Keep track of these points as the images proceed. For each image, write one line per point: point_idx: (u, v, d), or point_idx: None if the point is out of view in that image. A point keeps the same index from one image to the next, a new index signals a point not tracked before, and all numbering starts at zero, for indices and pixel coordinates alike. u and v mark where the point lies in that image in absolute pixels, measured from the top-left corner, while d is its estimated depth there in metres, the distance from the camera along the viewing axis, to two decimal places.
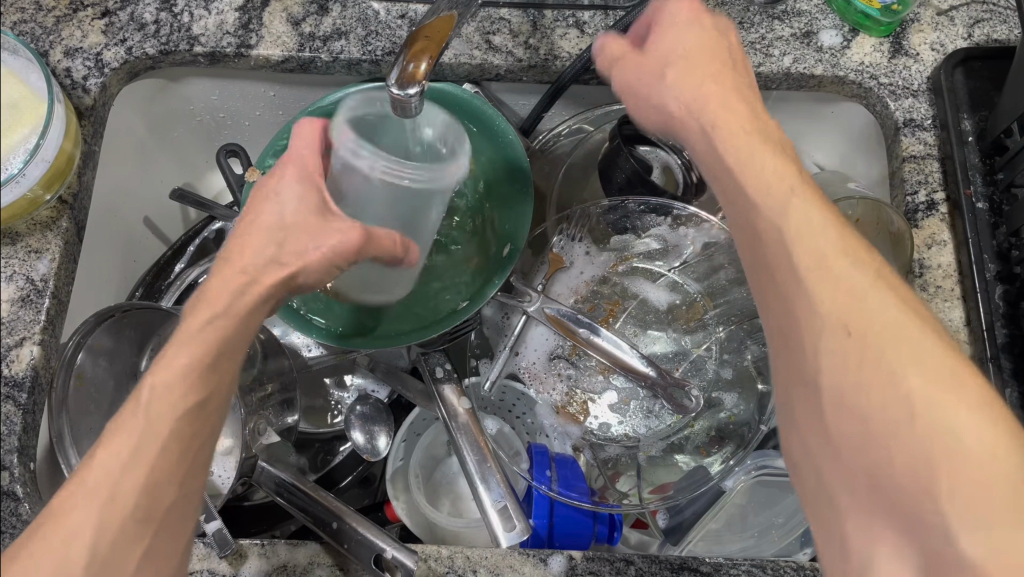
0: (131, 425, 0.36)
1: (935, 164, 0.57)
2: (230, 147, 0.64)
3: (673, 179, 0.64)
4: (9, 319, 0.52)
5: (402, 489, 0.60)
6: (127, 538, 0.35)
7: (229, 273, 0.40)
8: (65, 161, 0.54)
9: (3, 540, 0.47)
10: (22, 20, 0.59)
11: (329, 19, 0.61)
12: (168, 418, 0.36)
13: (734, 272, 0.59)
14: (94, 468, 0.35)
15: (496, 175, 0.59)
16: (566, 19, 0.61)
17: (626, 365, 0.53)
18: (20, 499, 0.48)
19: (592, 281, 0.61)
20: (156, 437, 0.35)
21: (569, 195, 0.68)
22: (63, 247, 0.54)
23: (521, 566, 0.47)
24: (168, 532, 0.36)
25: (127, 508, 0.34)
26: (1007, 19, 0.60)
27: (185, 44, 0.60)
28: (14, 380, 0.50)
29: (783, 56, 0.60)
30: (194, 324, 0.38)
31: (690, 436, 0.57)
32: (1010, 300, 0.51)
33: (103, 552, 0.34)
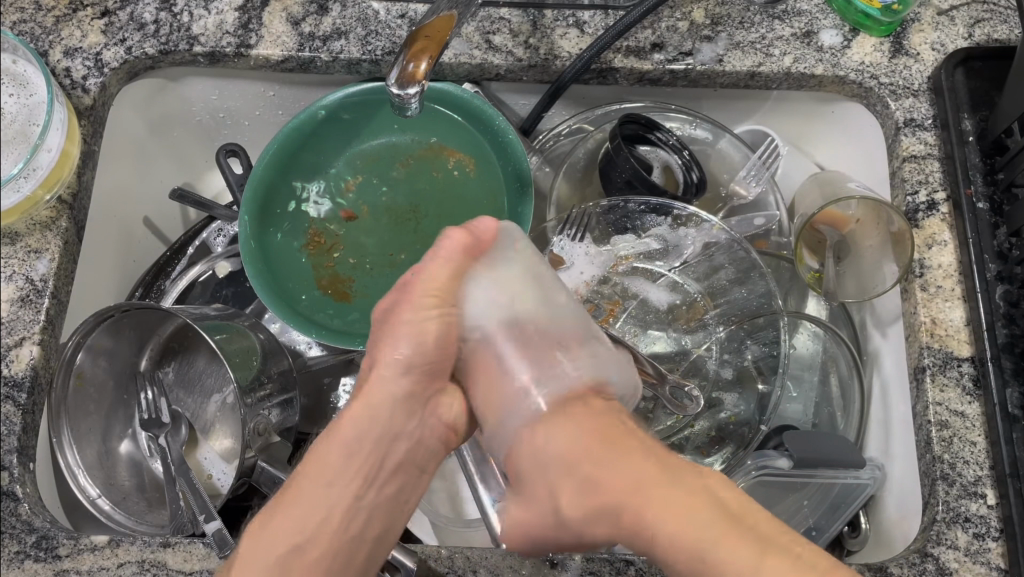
0: (346, 432, 0.42)
1: (935, 164, 0.57)
2: (230, 146, 0.64)
3: (673, 179, 0.65)
4: (8, 319, 0.53)
5: None
6: (345, 473, 0.42)
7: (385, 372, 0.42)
8: (65, 160, 0.55)
9: (3, 540, 0.48)
10: (22, 20, 0.60)
11: (328, 19, 0.61)
12: (338, 455, 0.42)
13: (734, 272, 0.60)
14: (346, 428, 0.42)
15: (496, 177, 0.60)
16: (566, 18, 0.61)
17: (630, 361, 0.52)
18: (20, 499, 0.50)
19: (592, 281, 0.60)
20: (356, 449, 0.42)
21: (569, 196, 0.67)
22: (62, 247, 0.55)
23: (521, 567, 0.47)
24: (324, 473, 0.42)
25: (361, 462, 0.42)
26: (1008, 19, 0.60)
27: (184, 44, 0.60)
28: (14, 380, 0.52)
29: (783, 56, 0.60)
30: (358, 416, 0.42)
31: (690, 436, 0.58)
32: (1011, 300, 0.51)
33: (341, 472, 0.42)
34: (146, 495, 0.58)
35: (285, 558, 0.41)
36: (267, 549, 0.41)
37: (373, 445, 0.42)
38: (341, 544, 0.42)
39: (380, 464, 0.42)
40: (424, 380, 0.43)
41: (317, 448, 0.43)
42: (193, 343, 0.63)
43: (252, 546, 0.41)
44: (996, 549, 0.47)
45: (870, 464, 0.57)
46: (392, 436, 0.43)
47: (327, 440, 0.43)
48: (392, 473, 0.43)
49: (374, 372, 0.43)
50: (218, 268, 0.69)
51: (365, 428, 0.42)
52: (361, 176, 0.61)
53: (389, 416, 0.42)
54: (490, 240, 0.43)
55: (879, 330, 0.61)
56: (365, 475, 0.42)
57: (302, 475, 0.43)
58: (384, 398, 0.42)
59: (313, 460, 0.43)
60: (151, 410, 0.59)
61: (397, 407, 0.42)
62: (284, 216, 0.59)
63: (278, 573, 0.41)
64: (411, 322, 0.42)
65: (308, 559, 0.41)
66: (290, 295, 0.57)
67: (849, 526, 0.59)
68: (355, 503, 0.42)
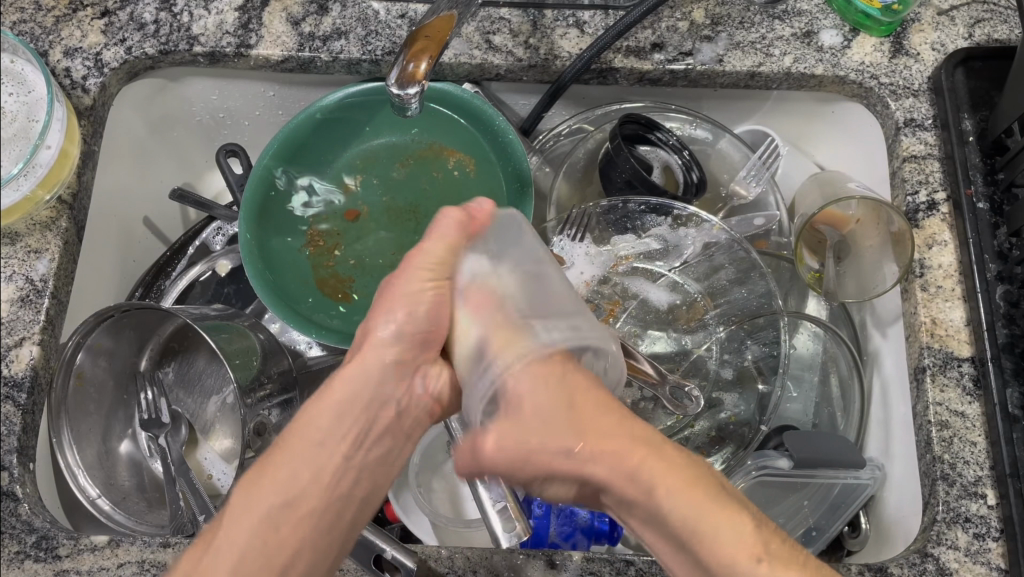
0: (341, 388, 0.43)
1: (935, 164, 0.57)
2: (230, 147, 0.64)
3: (673, 179, 0.65)
4: (8, 319, 0.53)
5: (402, 491, 0.60)
6: (335, 435, 0.42)
7: (377, 341, 0.43)
8: (65, 160, 0.55)
9: (4, 540, 0.48)
10: (22, 20, 0.60)
11: (328, 19, 0.61)
12: (327, 414, 0.42)
13: (734, 272, 0.60)
14: (335, 388, 0.43)
15: (496, 178, 0.59)
16: (566, 19, 0.61)
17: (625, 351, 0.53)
18: (20, 499, 0.50)
19: (592, 281, 0.60)
20: (350, 411, 0.43)
21: (569, 196, 0.67)
22: (63, 247, 0.55)
23: (521, 567, 0.47)
24: (307, 437, 0.42)
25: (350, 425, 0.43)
26: (1008, 19, 0.60)
27: (185, 44, 0.60)
28: (14, 380, 0.52)
29: (783, 56, 0.60)
30: (346, 376, 0.43)
31: (690, 436, 0.58)
32: (1011, 300, 0.51)
33: (326, 432, 0.42)
34: (145, 494, 0.58)
35: (278, 512, 0.40)
36: (262, 500, 0.40)
37: (370, 404, 0.43)
38: (330, 502, 0.42)
39: (370, 426, 0.43)
40: (420, 350, 0.44)
41: (303, 412, 0.43)
42: (193, 342, 0.63)
43: (242, 502, 0.40)
44: (996, 549, 0.47)
45: (870, 463, 0.57)
46: (379, 403, 0.43)
47: (315, 401, 0.43)
48: (381, 435, 0.44)
49: (366, 339, 0.44)
50: (219, 265, 0.69)
51: (351, 388, 0.43)
52: (361, 176, 0.61)
53: (380, 380, 0.43)
54: (484, 220, 0.44)
55: (879, 330, 0.62)
56: (357, 436, 0.43)
57: (286, 442, 0.42)
58: (375, 360, 0.43)
59: (301, 422, 0.43)
60: (150, 410, 0.59)
61: (389, 369, 0.43)
62: (284, 217, 0.59)
63: (266, 530, 0.40)
64: (404, 296, 0.43)
65: (300, 517, 0.41)
66: (290, 296, 0.57)
67: (849, 526, 0.59)
68: (345, 462, 0.42)
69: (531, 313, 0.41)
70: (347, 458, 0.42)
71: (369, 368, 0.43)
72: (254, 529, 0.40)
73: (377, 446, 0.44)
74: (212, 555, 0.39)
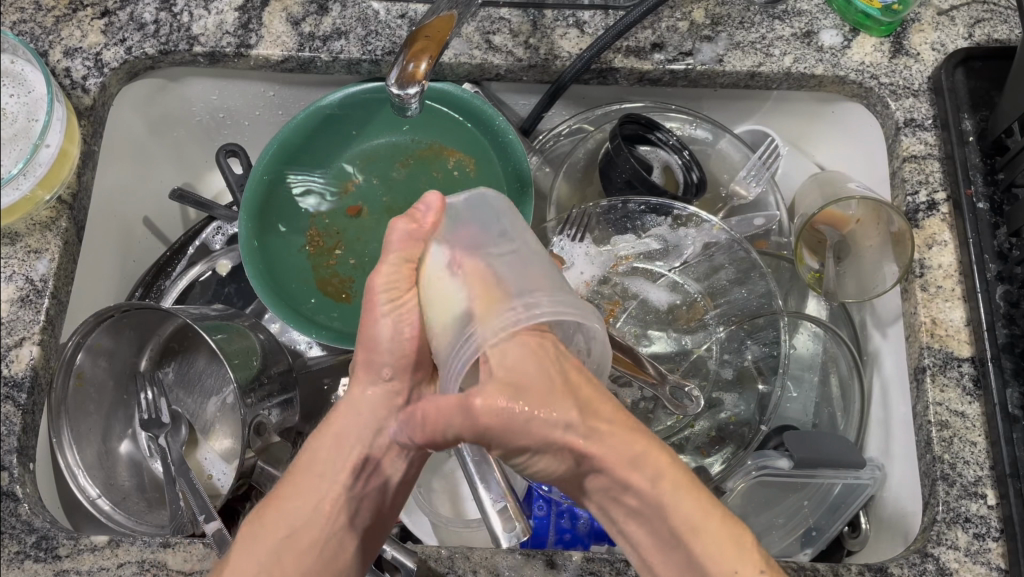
0: (338, 423, 0.43)
1: (935, 164, 0.57)
2: (230, 147, 0.64)
3: (673, 179, 0.65)
4: (8, 319, 0.53)
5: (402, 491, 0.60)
6: (335, 469, 0.44)
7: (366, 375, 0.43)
8: (65, 160, 0.55)
9: (4, 540, 0.48)
10: (22, 20, 0.59)
11: (328, 19, 0.61)
12: (328, 451, 0.44)
13: (734, 272, 0.60)
14: (333, 425, 0.44)
15: (496, 177, 0.59)
16: (566, 18, 0.61)
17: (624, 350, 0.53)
18: (20, 499, 0.50)
19: (592, 281, 0.60)
20: (347, 447, 0.44)
21: (569, 196, 0.67)
22: (63, 247, 0.55)
23: (522, 567, 0.47)
24: (310, 472, 0.44)
25: (349, 461, 0.44)
26: (1008, 19, 0.60)
27: (185, 44, 0.60)
28: (14, 380, 0.52)
29: (783, 56, 0.60)
30: (342, 412, 0.44)
31: (690, 436, 0.58)
32: (1011, 300, 0.51)
33: (326, 467, 0.44)
34: (146, 495, 0.58)
35: (281, 545, 0.43)
36: (266, 534, 0.43)
37: (367, 441, 0.44)
38: (334, 532, 0.43)
39: (370, 459, 0.44)
40: (403, 374, 0.43)
41: (308, 446, 0.44)
42: (193, 343, 0.63)
43: (248, 540, 0.42)
44: (996, 549, 0.47)
45: (870, 463, 0.57)
46: (377, 434, 0.44)
47: (316, 438, 0.44)
48: (382, 468, 0.45)
49: (361, 372, 0.44)
50: (219, 265, 0.69)
51: (347, 425, 0.43)
52: (361, 176, 0.61)
53: (374, 415, 0.43)
54: (435, 223, 0.42)
55: (879, 330, 0.62)
56: (355, 470, 0.44)
57: (293, 475, 0.44)
58: (366, 394, 0.43)
59: (306, 457, 0.44)
60: (151, 410, 0.59)
61: (378, 405, 0.43)
62: (284, 217, 0.59)
63: (270, 559, 0.42)
64: (371, 315, 0.41)
65: (301, 549, 0.43)
66: (290, 296, 0.57)
67: (849, 525, 0.59)
68: (344, 495, 0.44)
69: (508, 282, 0.39)
70: (347, 492, 0.44)
71: (364, 402, 0.43)
72: (261, 563, 0.42)
73: (376, 478, 0.45)
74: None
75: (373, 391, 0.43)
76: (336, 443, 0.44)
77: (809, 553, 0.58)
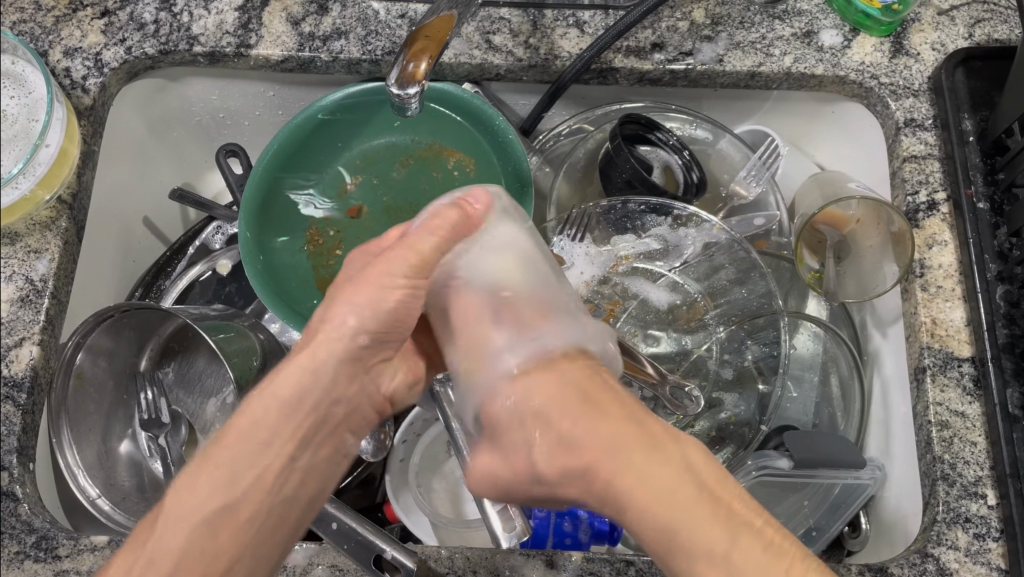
0: (286, 386, 0.41)
1: (936, 164, 0.57)
2: (230, 146, 0.64)
3: (673, 179, 0.65)
4: (8, 319, 0.53)
5: (402, 491, 0.61)
6: (280, 435, 0.40)
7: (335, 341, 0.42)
8: (65, 160, 0.55)
9: (3, 540, 0.48)
10: (22, 20, 0.59)
11: (328, 19, 0.61)
12: (272, 418, 0.40)
13: (734, 272, 0.60)
14: (279, 389, 0.41)
15: (496, 177, 0.59)
16: (566, 19, 0.61)
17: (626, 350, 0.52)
18: (20, 499, 0.50)
19: (592, 281, 0.60)
20: (297, 412, 0.41)
21: (569, 196, 0.67)
22: (63, 247, 0.55)
23: (522, 567, 0.47)
24: (249, 437, 0.40)
25: (298, 427, 0.41)
26: (1008, 19, 0.60)
27: (185, 44, 0.60)
28: (14, 380, 0.52)
29: (783, 56, 0.60)
30: (294, 375, 0.41)
31: (690, 436, 0.58)
32: (1011, 300, 0.51)
33: (271, 432, 0.40)
34: (145, 495, 0.58)
35: (214, 518, 0.39)
36: (198, 502, 0.38)
37: (321, 408, 0.41)
38: (274, 503, 0.40)
39: (318, 425, 0.42)
40: (375, 346, 0.43)
41: (246, 408, 0.40)
42: (193, 343, 0.63)
43: (175, 504, 0.38)
44: (996, 549, 0.47)
45: (870, 463, 0.57)
46: (333, 402, 0.42)
47: (257, 401, 0.40)
48: (328, 434, 0.43)
49: (325, 330, 0.42)
50: (219, 265, 0.69)
51: (299, 389, 0.41)
52: (361, 176, 0.61)
53: (331, 382, 0.42)
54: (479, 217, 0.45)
55: (879, 330, 0.62)
56: (303, 437, 0.41)
57: (226, 440, 0.40)
58: (330, 354, 0.42)
59: (245, 419, 0.40)
60: (150, 410, 0.60)
61: (340, 369, 0.42)
62: (284, 216, 0.59)
63: (204, 531, 0.38)
64: (374, 288, 0.42)
65: (239, 519, 0.39)
66: (290, 296, 0.57)
67: (849, 526, 0.59)
68: (289, 464, 0.41)
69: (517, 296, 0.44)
70: (292, 459, 0.41)
71: (325, 372, 0.41)
72: (190, 534, 0.38)
73: (321, 446, 0.42)
74: (148, 558, 0.38)
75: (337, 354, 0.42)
76: (285, 410, 0.41)
77: (810, 553, 0.57)
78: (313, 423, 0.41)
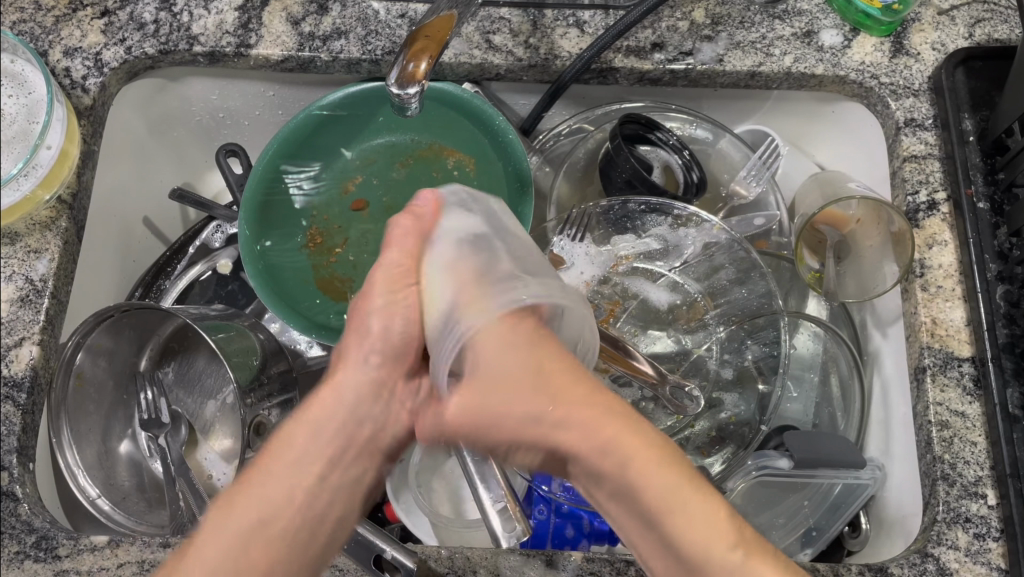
0: (313, 410, 0.41)
1: (935, 164, 0.57)
2: (230, 147, 0.64)
3: (673, 179, 0.65)
4: (8, 319, 0.53)
5: (402, 490, 0.60)
6: (312, 450, 0.40)
7: (358, 367, 0.42)
8: (65, 161, 0.55)
9: (4, 540, 0.48)
10: (22, 20, 0.59)
11: (328, 19, 0.61)
12: (307, 434, 0.41)
13: (734, 272, 0.60)
14: (312, 411, 0.41)
15: (496, 178, 0.59)
16: (566, 18, 0.61)
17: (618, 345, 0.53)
18: (20, 499, 0.50)
19: (592, 281, 0.60)
20: (327, 433, 0.41)
21: (569, 196, 0.67)
22: (62, 247, 0.55)
23: (522, 567, 0.47)
24: (282, 456, 0.40)
25: (332, 445, 0.41)
26: (1008, 19, 0.60)
27: (184, 44, 0.60)
28: (14, 380, 0.52)
29: (783, 56, 0.60)
30: (321, 395, 0.42)
31: (690, 436, 0.58)
32: (1011, 299, 0.51)
33: (303, 450, 0.40)
34: (146, 495, 0.58)
35: (249, 533, 0.38)
36: (235, 519, 0.39)
37: (349, 427, 0.41)
38: (305, 521, 0.39)
39: (349, 444, 0.41)
40: (391, 366, 0.42)
41: (283, 431, 0.41)
42: (193, 343, 0.62)
43: (213, 523, 0.39)
44: (996, 549, 0.47)
45: (870, 463, 0.57)
46: (359, 423, 0.41)
47: (295, 421, 0.41)
48: (358, 454, 0.42)
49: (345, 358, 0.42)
50: (219, 265, 0.69)
51: (326, 407, 0.41)
52: (361, 176, 0.61)
53: (357, 401, 0.41)
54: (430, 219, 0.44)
55: (879, 329, 0.61)
56: (332, 456, 0.41)
57: (264, 459, 0.40)
58: (352, 376, 0.41)
59: (281, 440, 0.41)
60: (150, 410, 0.60)
61: (361, 393, 0.41)
62: (285, 217, 0.59)
63: (237, 550, 0.38)
64: (383, 311, 0.42)
65: (273, 534, 0.39)
66: (290, 296, 0.57)
67: (850, 526, 0.59)
68: (320, 482, 0.40)
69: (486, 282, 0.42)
70: (324, 478, 0.40)
71: (346, 393, 0.41)
72: (226, 551, 0.38)
73: (352, 467, 0.41)
74: (185, 570, 0.38)
75: (357, 380, 0.41)
76: (308, 433, 0.41)
77: (810, 553, 0.57)
78: (343, 442, 0.41)
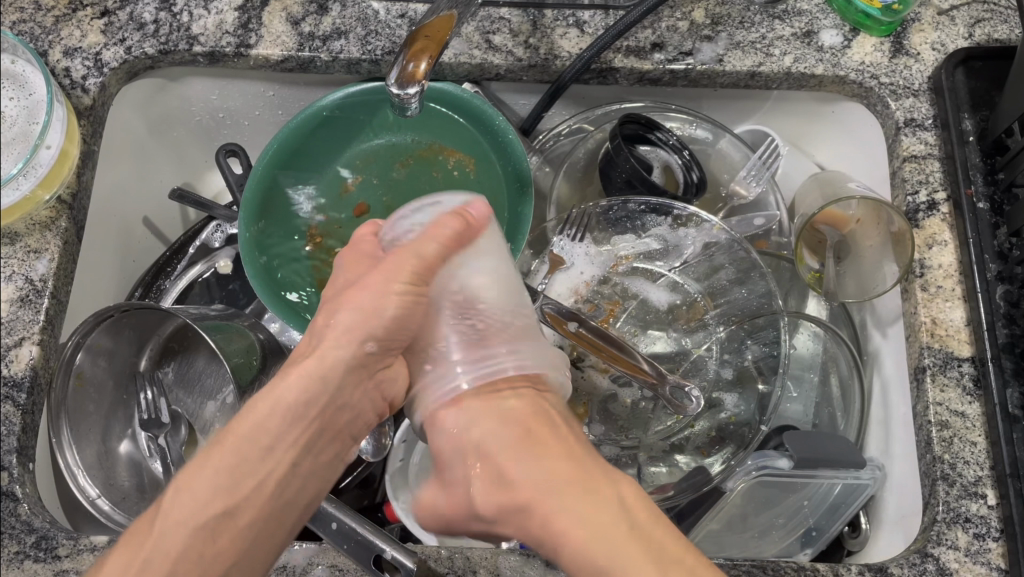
0: (285, 392, 0.41)
1: (935, 164, 0.57)
2: (230, 147, 0.64)
3: (673, 179, 0.65)
4: (8, 319, 0.53)
5: (402, 490, 0.60)
6: (282, 435, 0.41)
7: (348, 349, 0.42)
8: (66, 161, 0.55)
9: (3, 540, 0.48)
10: (22, 20, 0.59)
11: (328, 19, 0.61)
12: (279, 418, 0.41)
13: (734, 272, 0.60)
14: (281, 395, 0.41)
15: (496, 178, 0.59)
16: (567, 18, 0.61)
17: (619, 345, 0.53)
18: (19, 499, 0.50)
19: (592, 281, 0.60)
20: (297, 418, 0.41)
21: (569, 196, 0.67)
22: (62, 247, 0.55)
23: (521, 566, 0.47)
24: (250, 441, 0.40)
25: (302, 431, 0.41)
26: (1008, 19, 0.60)
27: (184, 44, 0.60)
28: (14, 380, 0.52)
29: (783, 56, 0.60)
30: (297, 375, 0.41)
31: (690, 436, 0.58)
32: (1011, 299, 0.51)
33: (273, 434, 0.40)
34: (145, 494, 0.58)
35: (214, 522, 0.39)
36: (202, 505, 0.39)
37: (325, 413, 0.42)
38: (271, 508, 0.40)
39: (321, 431, 0.42)
40: (381, 352, 0.43)
41: (250, 410, 0.41)
42: (193, 343, 0.62)
43: (175, 508, 0.39)
44: (996, 549, 0.47)
45: (870, 463, 0.57)
46: (339, 411, 0.43)
47: (265, 405, 0.41)
48: (330, 439, 0.43)
49: (329, 335, 0.42)
50: (219, 265, 0.69)
51: (303, 388, 0.41)
52: (361, 175, 0.61)
53: (339, 385, 0.42)
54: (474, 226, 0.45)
55: (879, 329, 0.61)
56: (305, 443, 0.41)
57: (228, 444, 0.40)
58: (336, 357, 0.42)
59: (248, 421, 0.40)
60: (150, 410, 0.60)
61: (345, 373, 0.42)
62: (285, 217, 0.59)
63: (201, 535, 0.39)
64: (377, 291, 0.42)
65: (240, 523, 0.40)
66: (288, 295, 0.57)
67: (849, 526, 0.59)
68: (291, 469, 0.41)
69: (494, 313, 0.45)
70: (293, 464, 0.41)
71: (329, 378, 0.42)
72: (190, 537, 0.38)
73: (320, 455, 0.43)
74: (146, 557, 0.38)
75: (338, 360, 0.42)
76: (283, 418, 0.41)
77: (809, 553, 0.58)
78: (315, 429, 0.42)
